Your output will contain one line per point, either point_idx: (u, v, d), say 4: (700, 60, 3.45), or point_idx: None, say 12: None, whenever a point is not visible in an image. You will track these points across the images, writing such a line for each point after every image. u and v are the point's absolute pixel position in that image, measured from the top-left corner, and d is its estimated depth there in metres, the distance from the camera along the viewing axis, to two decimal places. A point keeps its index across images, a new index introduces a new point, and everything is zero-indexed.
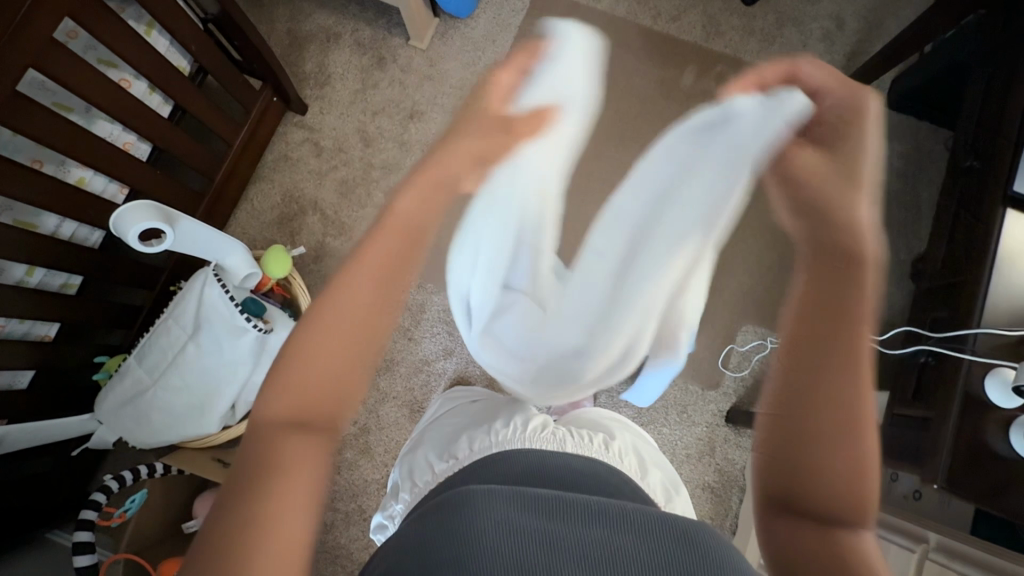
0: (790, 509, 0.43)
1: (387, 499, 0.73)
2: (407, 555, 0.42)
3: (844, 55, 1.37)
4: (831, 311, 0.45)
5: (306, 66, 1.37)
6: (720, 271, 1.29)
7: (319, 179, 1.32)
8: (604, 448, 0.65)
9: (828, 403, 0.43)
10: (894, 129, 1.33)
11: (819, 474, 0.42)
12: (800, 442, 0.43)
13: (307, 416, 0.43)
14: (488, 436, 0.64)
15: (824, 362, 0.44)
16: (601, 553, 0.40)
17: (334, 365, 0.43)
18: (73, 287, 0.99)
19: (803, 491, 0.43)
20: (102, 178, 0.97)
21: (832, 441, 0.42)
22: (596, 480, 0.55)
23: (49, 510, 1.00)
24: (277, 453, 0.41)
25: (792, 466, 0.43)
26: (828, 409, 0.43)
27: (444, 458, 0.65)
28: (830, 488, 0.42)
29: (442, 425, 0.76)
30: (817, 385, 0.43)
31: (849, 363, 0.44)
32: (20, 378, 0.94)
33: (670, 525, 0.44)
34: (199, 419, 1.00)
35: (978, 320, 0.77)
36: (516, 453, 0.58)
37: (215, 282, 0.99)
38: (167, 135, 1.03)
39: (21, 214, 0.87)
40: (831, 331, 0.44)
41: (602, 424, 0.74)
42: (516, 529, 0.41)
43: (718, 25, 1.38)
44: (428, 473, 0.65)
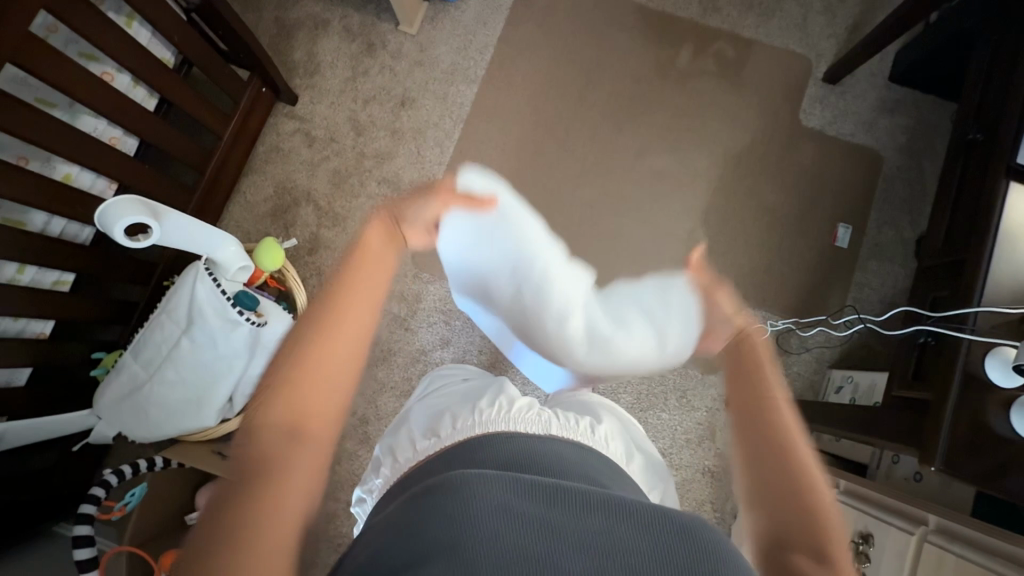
0: (771, 497, 0.50)
1: (367, 474, 0.72)
2: (393, 544, 0.41)
3: (845, 29, 1.35)
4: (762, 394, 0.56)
5: (295, 55, 1.35)
6: (720, 254, 1.27)
7: (311, 170, 1.31)
8: (591, 433, 0.64)
9: (781, 456, 0.52)
10: (898, 105, 1.31)
11: (780, 494, 0.50)
12: (773, 490, 0.50)
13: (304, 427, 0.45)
14: (470, 416, 0.63)
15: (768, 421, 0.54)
16: (600, 546, 0.39)
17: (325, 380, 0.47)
18: (67, 284, 0.99)
19: (793, 535, 0.47)
20: (89, 174, 0.96)
21: (779, 460, 0.51)
22: (578, 463, 0.55)
23: (54, 505, 1.03)
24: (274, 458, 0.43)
25: (765, 487, 0.51)
26: (783, 460, 0.51)
27: (425, 436, 0.65)
28: (794, 507, 0.49)
29: (427, 402, 0.76)
30: (768, 446, 0.52)
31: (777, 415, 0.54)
32: (20, 375, 0.95)
33: (670, 518, 0.43)
34: (198, 411, 1.00)
35: (979, 298, 0.75)
36: (500, 436, 0.57)
37: (207, 278, 0.99)
38: (153, 129, 1.02)
39: (8, 211, 0.86)
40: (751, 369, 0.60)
41: (591, 408, 0.73)
42: (510, 518, 0.40)
43: (715, 0, 1.36)
44: (409, 450, 0.64)
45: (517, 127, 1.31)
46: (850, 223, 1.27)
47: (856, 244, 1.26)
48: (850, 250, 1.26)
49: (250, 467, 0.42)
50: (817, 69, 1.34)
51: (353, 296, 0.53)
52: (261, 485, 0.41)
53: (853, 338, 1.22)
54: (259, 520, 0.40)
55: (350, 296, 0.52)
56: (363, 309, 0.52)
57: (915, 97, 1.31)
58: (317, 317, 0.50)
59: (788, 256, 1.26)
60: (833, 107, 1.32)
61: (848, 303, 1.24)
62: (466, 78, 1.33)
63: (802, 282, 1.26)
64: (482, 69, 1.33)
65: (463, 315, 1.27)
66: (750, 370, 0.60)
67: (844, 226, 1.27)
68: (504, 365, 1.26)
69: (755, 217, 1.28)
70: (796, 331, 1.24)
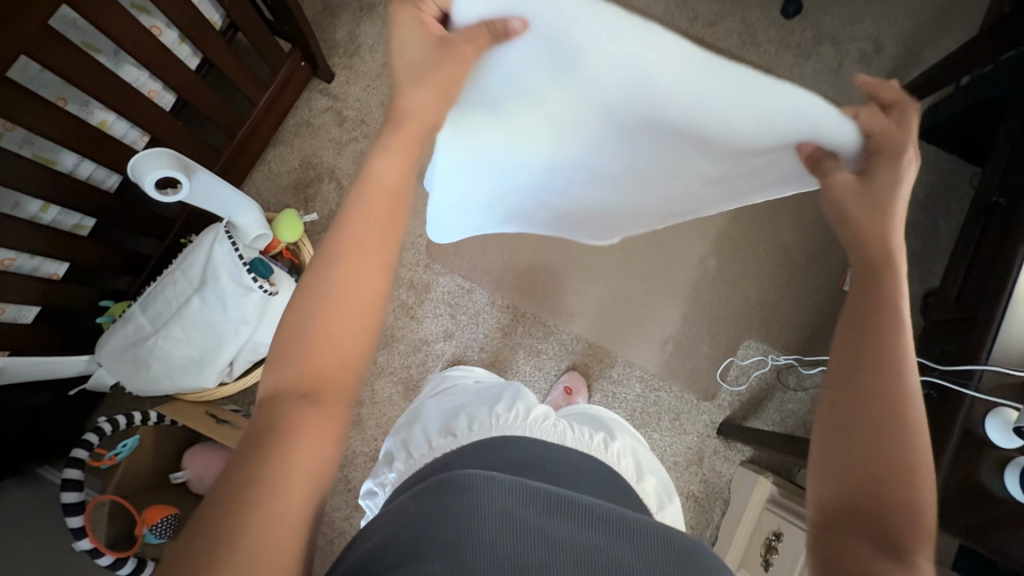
0: (851, 476, 0.45)
1: (380, 466, 0.72)
2: (397, 534, 0.41)
3: (878, 78, 1.42)
4: (875, 345, 0.48)
5: (337, 33, 1.37)
6: (729, 282, 1.30)
7: (339, 149, 1.33)
8: (603, 447, 0.65)
9: (873, 420, 0.46)
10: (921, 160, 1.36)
11: (868, 460, 0.44)
12: (853, 446, 0.45)
13: (313, 381, 0.44)
14: (488, 418, 0.63)
15: (873, 387, 0.47)
16: (594, 555, 0.40)
17: (340, 326, 0.46)
18: (85, 229, 1.00)
19: (854, 516, 0.43)
20: (123, 124, 0.97)
21: (875, 442, 0.45)
22: (584, 478, 0.56)
23: (43, 448, 1.03)
24: (286, 414, 0.42)
25: (854, 425, 0.46)
26: (874, 421, 0.46)
27: (440, 434, 0.65)
28: (886, 477, 0.44)
29: (440, 402, 0.76)
30: (863, 429, 0.46)
31: (885, 374, 0.47)
32: (27, 313, 0.94)
33: (664, 535, 0.44)
34: (199, 371, 1.01)
35: (986, 357, 0.76)
36: (514, 445, 0.58)
37: (226, 240, 0.98)
38: (193, 88, 1.03)
39: (41, 149, 0.87)
40: (878, 318, 0.50)
41: (603, 424, 0.74)
42: (517, 522, 0.41)
43: (755, 35, 1.44)
44: (423, 447, 0.64)
45: None
46: None
47: None
48: None
49: (268, 421, 0.42)
50: None
51: (376, 208, 0.49)
52: (271, 441, 0.41)
53: None
54: (285, 452, 0.40)
55: (371, 211, 0.49)
56: (373, 268, 0.48)
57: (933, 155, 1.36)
58: (324, 256, 0.48)
59: (796, 294, 1.29)
60: None
61: None
62: None
63: (804, 320, 1.29)
64: None
65: (469, 310, 1.28)
66: (858, 329, 0.50)
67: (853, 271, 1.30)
68: (503, 365, 1.27)
69: (768, 252, 1.30)
70: (796, 368, 1.28)
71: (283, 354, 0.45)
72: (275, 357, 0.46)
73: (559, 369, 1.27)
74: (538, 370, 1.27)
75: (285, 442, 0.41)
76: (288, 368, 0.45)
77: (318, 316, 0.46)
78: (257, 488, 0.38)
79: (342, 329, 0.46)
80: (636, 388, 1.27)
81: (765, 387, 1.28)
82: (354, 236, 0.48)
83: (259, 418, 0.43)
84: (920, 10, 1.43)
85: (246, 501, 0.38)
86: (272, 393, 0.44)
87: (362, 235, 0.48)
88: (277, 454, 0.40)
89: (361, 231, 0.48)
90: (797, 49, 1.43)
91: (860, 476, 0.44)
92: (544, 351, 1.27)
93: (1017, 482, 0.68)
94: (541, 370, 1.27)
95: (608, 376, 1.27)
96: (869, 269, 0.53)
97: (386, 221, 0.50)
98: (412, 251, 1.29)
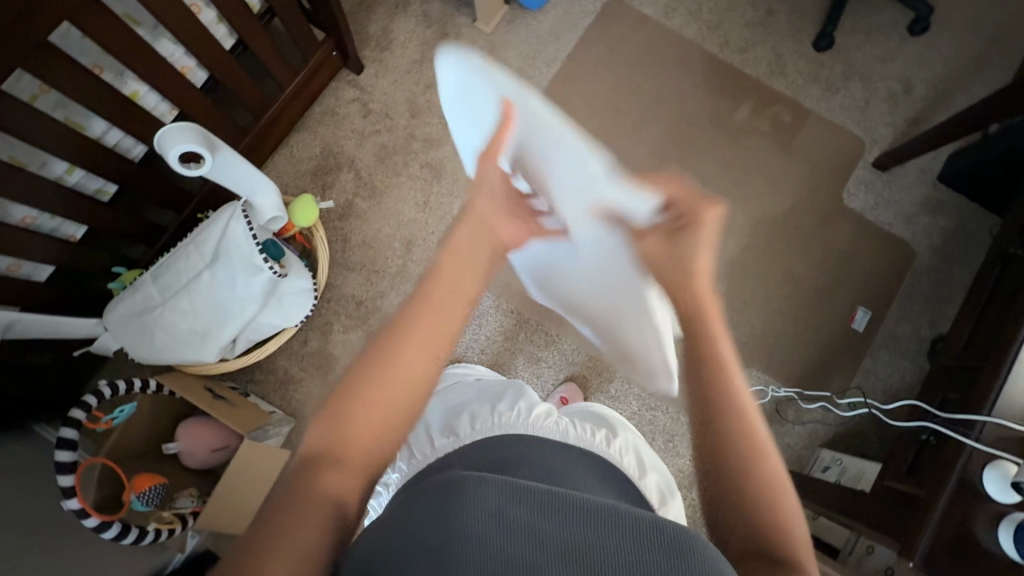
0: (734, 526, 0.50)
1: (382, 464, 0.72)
2: (392, 544, 0.41)
3: (905, 119, 1.41)
4: (715, 394, 0.54)
5: (371, 27, 1.39)
6: (735, 308, 1.29)
7: (361, 140, 1.34)
8: (605, 445, 0.65)
9: (737, 470, 0.51)
10: (940, 205, 1.35)
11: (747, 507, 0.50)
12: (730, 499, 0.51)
13: (342, 446, 0.48)
14: (490, 417, 0.64)
15: (729, 440, 0.52)
16: (584, 549, 0.39)
17: (382, 394, 0.50)
18: (107, 195, 1.01)
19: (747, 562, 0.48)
20: (155, 96, 0.99)
21: (751, 485, 0.50)
22: (593, 480, 0.56)
23: (42, 404, 1.04)
24: (309, 468, 0.47)
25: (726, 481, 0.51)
26: (737, 472, 0.51)
27: (443, 432, 0.65)
28: (759, 477, 0.50)
29: (442, 398, 0.76)
30: (733, 480, 0.51)
31: (732, 418, 0.53)
32: (40, 272, 0.96)
33: (662, 531, 0.41)
34: (202, 345, 1.02)
35: (990, 408, 0.75)
36: (519, 444, 0.58)
37: (242, 219, 0.99)
38: (225, 67, 1.05)
39: (74, 113, 0.89)
40: (707, 364, 0.56)
41: (605, 421, 0.74)
42: (505, 522, 0.40)
43: (784, 65, 1.44)
44: (426, 447, 0.64)
45: None
46: (869, 308, 1.30)
47: (870, 331, 1.29)
48: (864, 334, 1.28)
49: (299, 474, 0.47)
50: (869, 153, 1.39)
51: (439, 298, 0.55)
52: (293, 494, 0.45)
53: (852, 419, 1.24)
54: (298, 506, 0.44)
55: (435, 301, 0.55)
56: (430, 346, 0.52)
57: (951, 199, 1.36)
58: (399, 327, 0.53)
59: (802, 326, 1.28)
60: (876, 193, 1.36)
61: (851, 386, 1.27)
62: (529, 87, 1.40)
63: (808, 353, 1.28)
64: (546, 80, 1.41)
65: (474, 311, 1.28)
66: (703, 384, 0.55)
67: (862, 309, 1.30)
68: (502, 369, 1.27)
69: (777, 281, 1.30)
70: (796, 401, 1.26)
71: (330, 413, 0.50)
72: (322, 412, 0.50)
73: (558, 379, 1.27)
74: (537, 377, 1.27)
75: (299, 499, 0.45)
76: (325, 428, 0.49)
77: (367, 391, 0.50)
78: (269, 537, 0.42)
79: (391, 400, 0.50)
80: (633, 406, 1.26)
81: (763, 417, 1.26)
82: (418, 320, 0.54)
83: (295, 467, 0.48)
84: (952, 54, 1.43)
85: (257, 549, 0.41)
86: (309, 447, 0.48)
87: (426, 319, 0.54)
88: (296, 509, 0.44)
89: (430, 317, 0.54)
90: (824, 83, 1.43)
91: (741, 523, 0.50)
92: (544, 360, 1.27)
93: (1011, 539, 0.66)
94: (539, 378, 1.27)
95: (606, 391, 1.27)
96: (696, 311, 0.60)
97: (445, 310, 0.55)
98: (422, 247, 1.30)
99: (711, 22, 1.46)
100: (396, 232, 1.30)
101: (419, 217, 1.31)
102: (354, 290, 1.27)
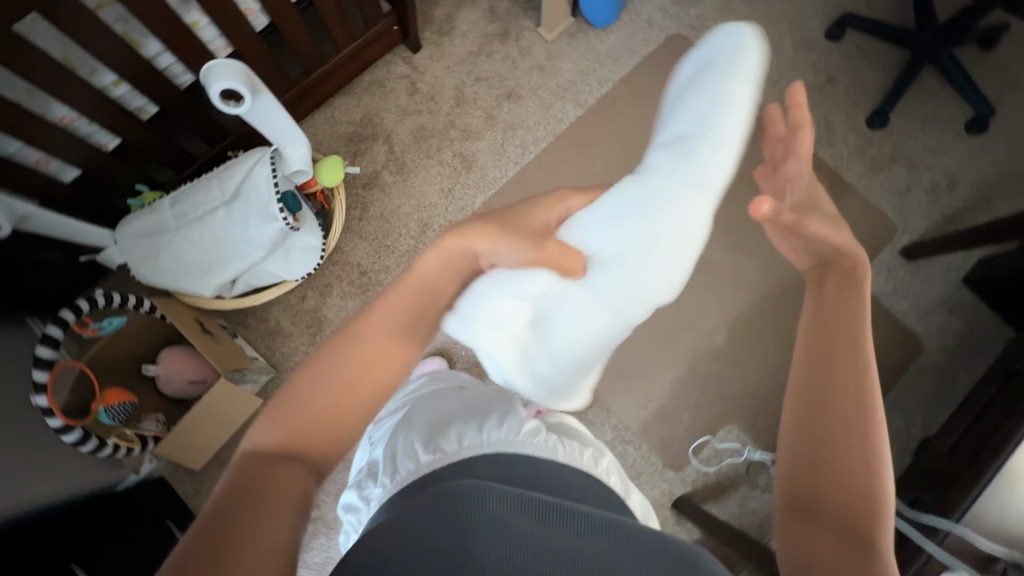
0: (821, 468, 0.52)
1: (364, 481, 0.68)
2: (400, 558, 0.38)
3: (942, 213, 1.39)
4: (840, 339, 0.56)
5: (437, 11, 1.41)
6: (729, 362, 1.28)
7: (401, 116, 1.36)
8: (593, 463, 0.70)
9: (836, 423, 0.53)
10: (959, 306, 1.33)
11: (830, 452, 0.52)
12: (817, 441, 0.53)
13: (298, 445, 0.47)
14: (478, 435, 0.63)
15: (836, 385, 0.54)
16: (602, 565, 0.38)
17: (337, 389, 0.50)
18: (147, 114, 1.04)
19: (819, 493, 0.52)
20: (213, 31, 1.02)
21: (845, 430, 0.52)
22: (568, 485, 0.59)
23: (35, 300, 1.08)
24: (264, 473, 0.44)
25: (816, 419, 0.54)
26: (835, 426, 0.53)
27: (427, 446, 0.63)
28: (835, 415, 0.53)
29: (425, 411, 0.75)
30: (834, 422, 0.53)
31: (848, 357, 0.55)
32: (66, 173, 1.00)
33: (669, 543, 0.41)
34: (202, 278, 1.04)
35: (959, 518, 0.73)
36: (512, 460, 0.59)
37: (268, 163, 1.01)
38: (287, 17, 1.08)
39: (133, 30, 0.92)
40: (842, 311, 0.58)
41: (590, 442, 0.79)
42: (521, 542, 0.39)
43: (832, 134, 1.43)
44: (412, 462, 0.62)
45: (601, 163, 1.37)
46: None
47: None
48: None
49: (248, 480, 0.43)
50: (899, 239, 1.37)
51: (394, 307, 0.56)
52: (240, 501, 0.41)
53: None
54: (252, 510, 0.41)
55: (389, 308, 0.56)
56: (395, 360, 0.54)
57: (972, 304, 1.33)
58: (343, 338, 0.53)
59: None
60: (897, 280, 1.34)
61: None
62: (576, 100, 1.40)
63: None
64: (594, 98, 1.41)
65: None
66: (825, 320, 0.58)
67: None
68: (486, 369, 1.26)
69: (777, 345, 1.29)
70: (770, 468, 1.24)
71: (275, 416, 0.48)
72: (275, 422, 0.48)
73: None
74: None
75: (252, 506, 0.41)
76: (277, 429, 0.48)
77: (320, 386, 0.50)
78: (223, 543, 0.38)
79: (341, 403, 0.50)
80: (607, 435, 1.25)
81: (733, 477, 1.24)
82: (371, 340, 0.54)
83: (244, 475, 0.44)
84: (1004, 159, 1.40)
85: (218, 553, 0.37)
86: (259, 453, 0.46)
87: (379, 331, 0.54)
88: (254, 506, 0.41)
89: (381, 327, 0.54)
90: (869, 160, 1.42)
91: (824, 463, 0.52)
92: None
93: None
94: None
95: (582, 415, 1.26)
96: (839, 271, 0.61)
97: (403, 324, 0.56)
98: (437, 233, 1.31)
99: (768, 76, 1.46)
100: (414, 212, 1.31)
101: (440, 203, 1.32)
102: (361, 259, 1.28)
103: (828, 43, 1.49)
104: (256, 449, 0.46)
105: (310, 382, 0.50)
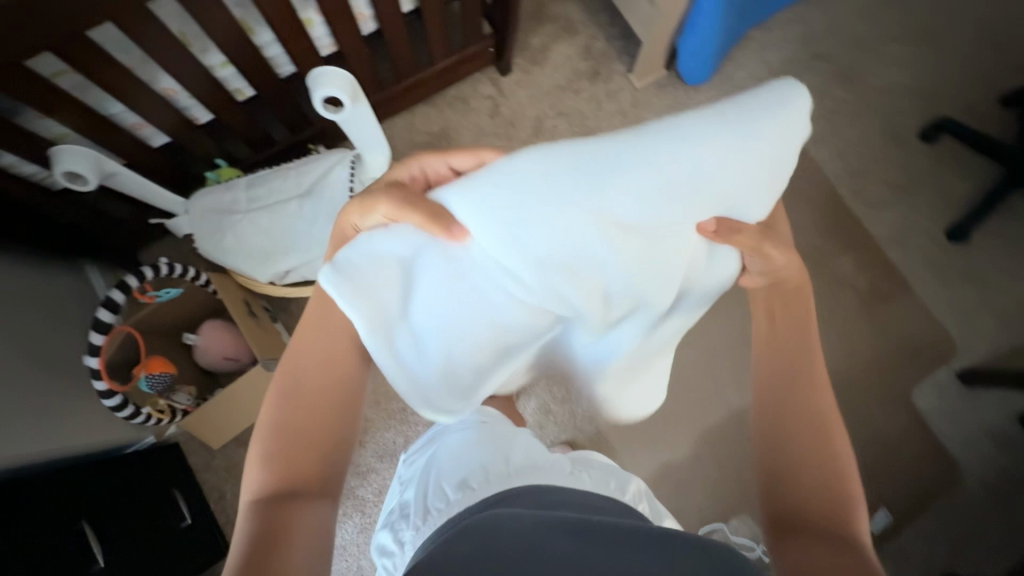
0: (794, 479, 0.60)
1: (397, 522, 0.68)
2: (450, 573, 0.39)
3: (1009, 342, 1.33)
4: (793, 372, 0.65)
5: (533, 39, 1.42)
6: None
7: (478, 136, 1.37)
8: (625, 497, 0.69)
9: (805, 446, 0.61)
10: (1010, 443, 1.27)
11: (810, 462, 0.60)
12: (788, 455, 0.61)
13: (300, 478, 0.56)
14: (501, 470, 0.62)
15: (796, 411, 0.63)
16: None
17: (306, 417, 0.57)
18: (243, 96, 1.07)
19: (800, 501, 0.59)
20: (323, 29, 1.04)
21: (817, 453, 0.60)
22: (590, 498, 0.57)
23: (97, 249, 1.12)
24: (275, 513, 0.53)
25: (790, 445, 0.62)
26: (805, 443, 0.61)
27: (454, 487, 0.62)
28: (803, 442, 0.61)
29: (451, 446, 0.74)
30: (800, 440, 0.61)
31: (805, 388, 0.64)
32: (156, 138, 1.02)
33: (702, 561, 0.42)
34: (260, 263, 1.05)
35: None
36: (539, 488, 0.57)
37: (347, 168, 1.04)
38: (394, 27, 1.09)
39: (250, 16, 0.93)
40: (791, 344, 0.67)
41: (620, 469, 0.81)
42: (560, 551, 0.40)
43: (907, 237, 1.38)
44: (440, 501, 0.61)
45: None
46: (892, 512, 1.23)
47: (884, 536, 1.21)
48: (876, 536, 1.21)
49: (269, 524, 0.52)
50: (959, 359, 1.32)
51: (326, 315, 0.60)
52: (261, 545, 0.51)
53: None
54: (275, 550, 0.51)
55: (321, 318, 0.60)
56: (340, 368, 0.59)
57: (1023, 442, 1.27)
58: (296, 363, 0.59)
59: None
60: (948, 402, 1.29)
61: None
62: None
63: None
64: None
65: None
66: (775, 358, 0.67)
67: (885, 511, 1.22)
68: None
69: None
70: None
71: (274, 457, 0.56)
72: (269, 462, 0.56)
73: (557, 438, 1.24)
74: (538, 428, 1.24)
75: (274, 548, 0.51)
76: (275, 468, 0.55)
77: (300, 419, 0.57)
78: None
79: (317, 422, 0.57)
80: None
81: None
82: (316, 356, 0.59)
83: (262, 518, 0.53)
84: None
85: None
86: (270, 496, 0.54)
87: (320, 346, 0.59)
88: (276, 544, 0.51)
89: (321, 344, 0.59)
90: (942, 272, 1.36)
91: (800, 470, 0.60)
92: (553, 415, 1.25)
93: None
94: (541, 429, 1.24)
95: None
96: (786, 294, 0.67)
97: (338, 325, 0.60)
98: None
99: (852, 166, 1.42)
100: None
101: None
102: None
103: (920, 144, 1.44)
104: (263, 490, 0.55)
105: (285, 412, 0.57)
